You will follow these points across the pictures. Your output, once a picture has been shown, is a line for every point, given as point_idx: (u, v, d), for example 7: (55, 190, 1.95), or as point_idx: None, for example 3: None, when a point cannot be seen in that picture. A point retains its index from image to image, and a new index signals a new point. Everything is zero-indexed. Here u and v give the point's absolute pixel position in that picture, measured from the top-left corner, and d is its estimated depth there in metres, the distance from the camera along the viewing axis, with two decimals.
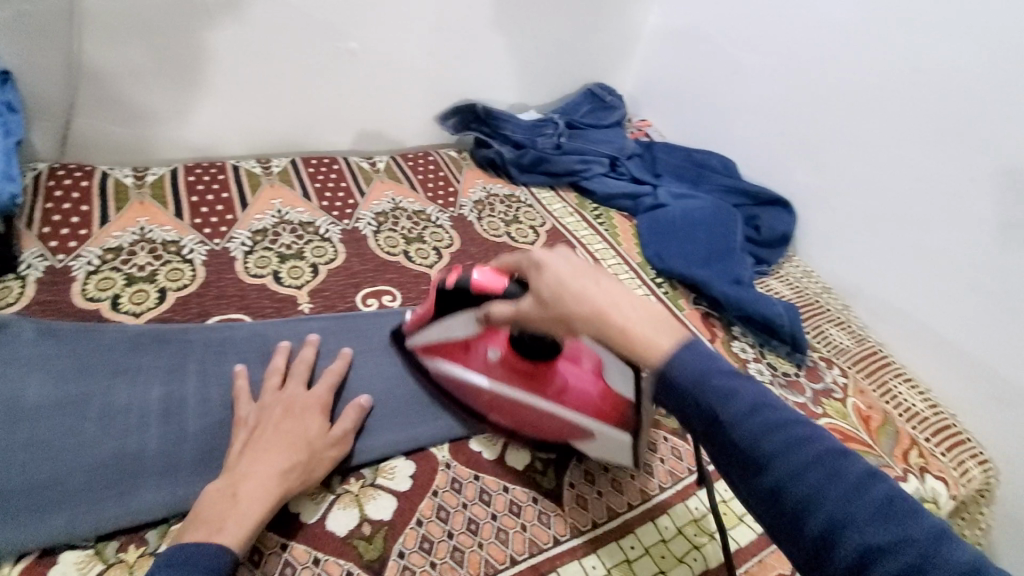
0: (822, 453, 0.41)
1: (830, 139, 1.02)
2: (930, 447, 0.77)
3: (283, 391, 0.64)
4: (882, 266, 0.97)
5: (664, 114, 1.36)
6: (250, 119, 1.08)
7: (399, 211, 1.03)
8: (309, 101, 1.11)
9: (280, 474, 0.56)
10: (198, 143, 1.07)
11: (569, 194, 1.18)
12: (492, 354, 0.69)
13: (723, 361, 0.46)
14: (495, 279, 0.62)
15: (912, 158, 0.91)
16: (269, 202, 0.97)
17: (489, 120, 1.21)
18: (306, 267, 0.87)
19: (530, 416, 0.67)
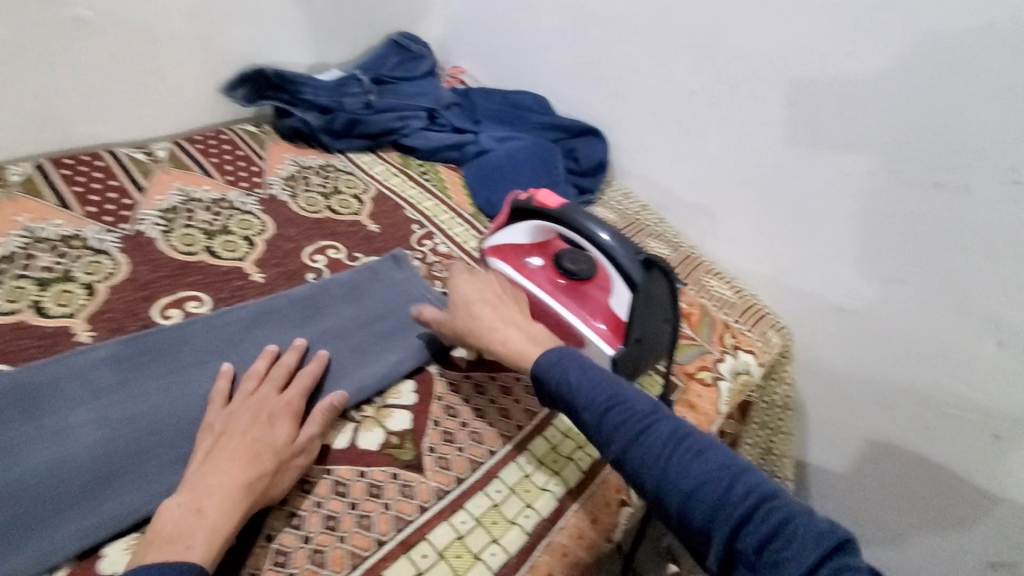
0: (706, 461, 0.49)
1: (624, 66, 1.07)
2: (740, 327, 0.89)
3: (253, 395, 0.60)
4: (682, 177, 1.06)
5: (474, 58, 1.33)
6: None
7: (192, 202, 0.89)
8: (39, 89, 0.89)
9: (244, 486, 0.52)
10: None
11: (391, 154, 1.12)
12: (537, 262, 0.76)
13: (618, 392, 0.56)
14: (554, 198, 0.74)
15: (684, 76, 0.99)
16: (11, 219, 0.79)
17: (285, 85, 1.09)
18: (78, 290, 0.72)
19: (548, 317, 0.73)
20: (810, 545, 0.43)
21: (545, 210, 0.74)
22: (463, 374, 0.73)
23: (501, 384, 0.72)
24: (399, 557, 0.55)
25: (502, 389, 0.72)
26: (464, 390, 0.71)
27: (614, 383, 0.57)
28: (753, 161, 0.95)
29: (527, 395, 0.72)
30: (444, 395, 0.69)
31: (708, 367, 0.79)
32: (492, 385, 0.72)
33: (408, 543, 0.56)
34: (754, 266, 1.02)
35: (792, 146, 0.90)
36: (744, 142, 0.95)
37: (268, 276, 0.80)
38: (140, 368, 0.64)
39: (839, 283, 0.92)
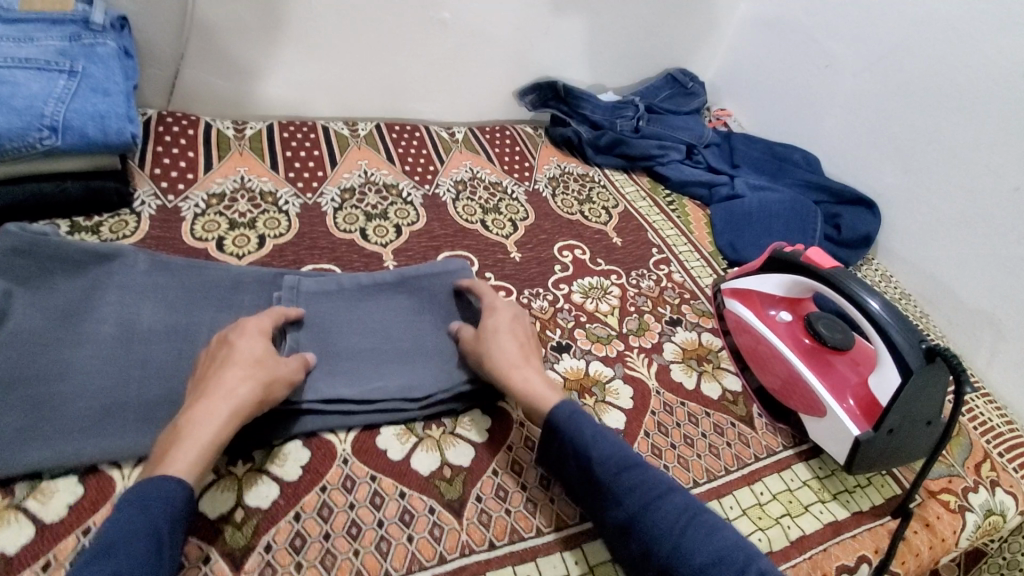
0: (720, 541, 0.52)
1: (924, 143, 0.98)
2: (1002, 462, 0.75)
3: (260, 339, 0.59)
4: (963, 275, 0.94)
5: (745, 104, 1.33)
6: (343, 86, 1.13)
7: (476, 180, 1.05)
8: (395, 69, 1.14)
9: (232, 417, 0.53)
10: (290, 101, 1.11)
11: (642, 178, 1.18)
12: (784, 317, 0.76)
13: (624, 453, 0.57)
14: (828, 260, 0.71)
15: (1008, 170, 0.88)
16: (356, 163, 1.02)
17: (569, 98, 1.22)
18: (390, 228, 0.91)
19: (784, 373, 0.71)
20: None
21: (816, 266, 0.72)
22: (680, 399, 0.73)
23: (714, 421, 0.72)
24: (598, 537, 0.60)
25: (715, 427, 0.71)
26: (677, 414, 0.72)
27: (624, 450, 0.57)
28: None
29: (740, 441, 0.70)
30: (658, 412, 0.71)
31: (953, 489, 0.70)
32: (705, 418, 0.72)
33: None
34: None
35: None
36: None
37: (524, 258, 0.91)
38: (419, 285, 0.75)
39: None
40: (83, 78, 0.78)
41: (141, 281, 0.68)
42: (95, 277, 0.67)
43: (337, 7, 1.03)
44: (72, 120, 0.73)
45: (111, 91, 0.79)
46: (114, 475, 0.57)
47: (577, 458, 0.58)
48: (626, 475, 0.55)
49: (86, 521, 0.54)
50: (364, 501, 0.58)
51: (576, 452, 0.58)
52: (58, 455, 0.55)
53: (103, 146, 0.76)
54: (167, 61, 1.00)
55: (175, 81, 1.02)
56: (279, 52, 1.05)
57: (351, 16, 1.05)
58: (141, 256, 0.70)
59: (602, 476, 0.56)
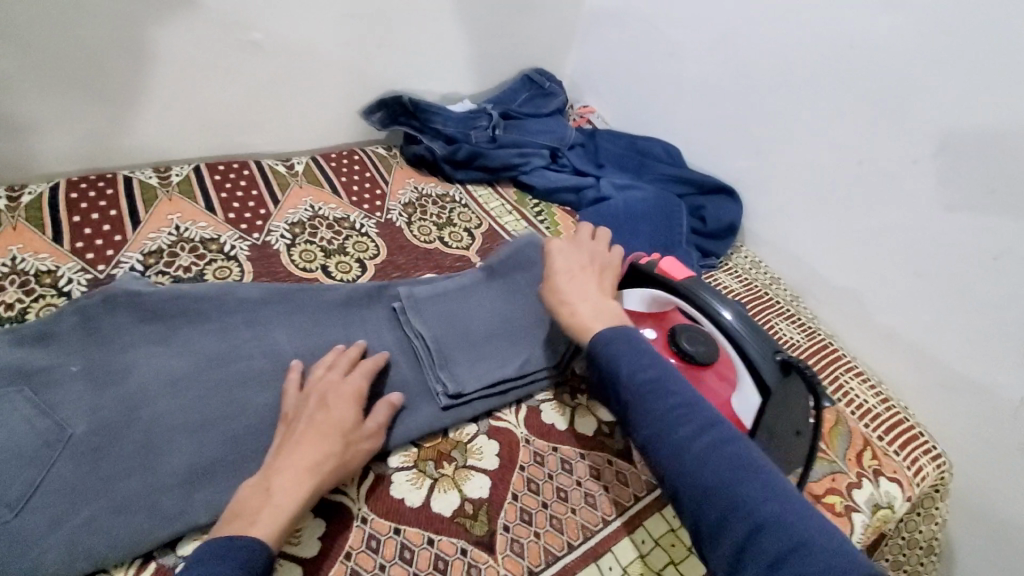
0: (725, 454, 0.49)
1: (771, 125, 0.98)
2: (884, 446, 0.75)
3: (321, 380, 0.63)
4: (823, 254, 0.94)
5: (605, 97, 1.29)
6: (144, 125, 0.96)
7: (317, 220, 0.93)
8: (208, 102, 0.99)
9: (315, 466, 0.56)
10: (82, 152, 0.94)
11: (508, 190, 1.10)
12: (649, 335, 0.69)
13: (665, 371, 0.55)
14: (681, 271, 0.66)
15: (849, 145, 0.88)
16: (165, 218, 0.87)
17: (417, 112, 1.11)
18: None
19: None
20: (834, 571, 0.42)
21: (666, 279, 0.66)
22: (552, 445, 0.70)
23: (589, 464, 0.68)
24: None
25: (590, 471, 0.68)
26: (549, 465, 0.68)
27: (661, 370, 0.55)
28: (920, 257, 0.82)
29: (618, 482, 0.68)
30: (528, 468, 0.67)
31: (837, 490, 0.68)
32: (579, 463, 0.69)
33: None
34: (904, 372, 0.87)
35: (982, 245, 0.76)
36: (916, 231, 0.82)
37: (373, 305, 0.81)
38: (247, 372, 0.68)
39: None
40: None
41: None
42: None
43: (110, 36, 0.85)
44: None
45: None
46: None
47: (611, 384, 0.56)
48: (644, 390, 0.54)
49: None
50: None
51: (608, 375, 0.56)
52: None
53: None
54: None
55: None
56: (48, 96, 0.87)
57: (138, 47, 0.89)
58: None
59: (626, 394, 0.54)
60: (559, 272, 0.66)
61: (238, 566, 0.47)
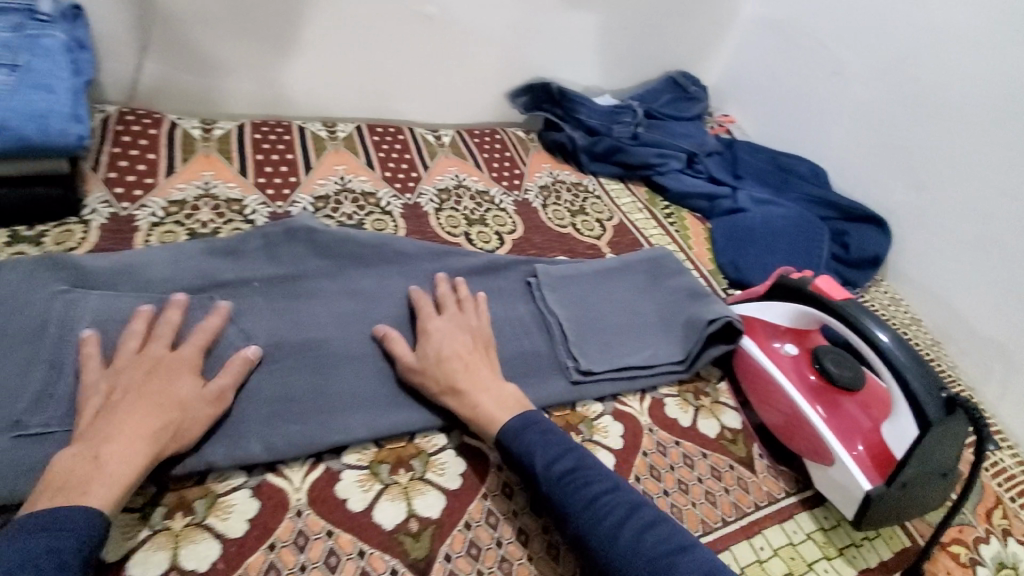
0: (657, 543, 0.51)
1: (931, 159, 0.93)
2: (1016, 509, 0.70)
3: (141, 352, 0.56)
4: (974, 301, 0.89)
5: (749, 110, 1.27)
6: (321, 83, 1.05)
7: (462, 189, 0.99)
8: (378, 69, 1.07)
9: (151, 439, 0.50)
10: (265, 99, 1.04)
11: (639, 188, 1.11)
12: (789, 349, 0.70)
13: (579, 457, 0.57)
14: (836, 291, 0.65)
15: (1020, 190, 0.82)
16: (332, 168, 0.95)
17: (564, 101, 1.15)
18: None
19: (790, 416, 0.65)
20: None
21: (825, 298, 0.65)
22: (674, 438, 0.67)
23: (710, 464, 0.65)
24: None
25: (713, 470, 0.65)
26: (671, 456, 0.66)
27: (580, 461, 0.57)
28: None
29: (739, 486, 0.64)
30: (650, 452, 0.65)
31: (964, 542, 0.64)
32: (701, 459, 0.66)
33: None
34: None
35: None
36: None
37: None
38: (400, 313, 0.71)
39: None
40: (24, 72, 0.71)
41: (90, 300, 0.61)
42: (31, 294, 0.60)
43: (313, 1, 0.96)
44: (8, 120, 0.67)
45: (55, 88, 0.72)
46: None
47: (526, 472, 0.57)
48: (566, 480, 0.55)
49: None
50: (318, 560, 0.52)
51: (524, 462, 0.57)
52: None
53: (45, 148, 0.69)
54: (129, 53, 0.92)
55: (137, 76, 0.94)
56: (249, 45, 0.97)
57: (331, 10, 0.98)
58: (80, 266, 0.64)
59: (543, 482, 0.56)
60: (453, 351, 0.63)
61: (83, 540, 0.44)
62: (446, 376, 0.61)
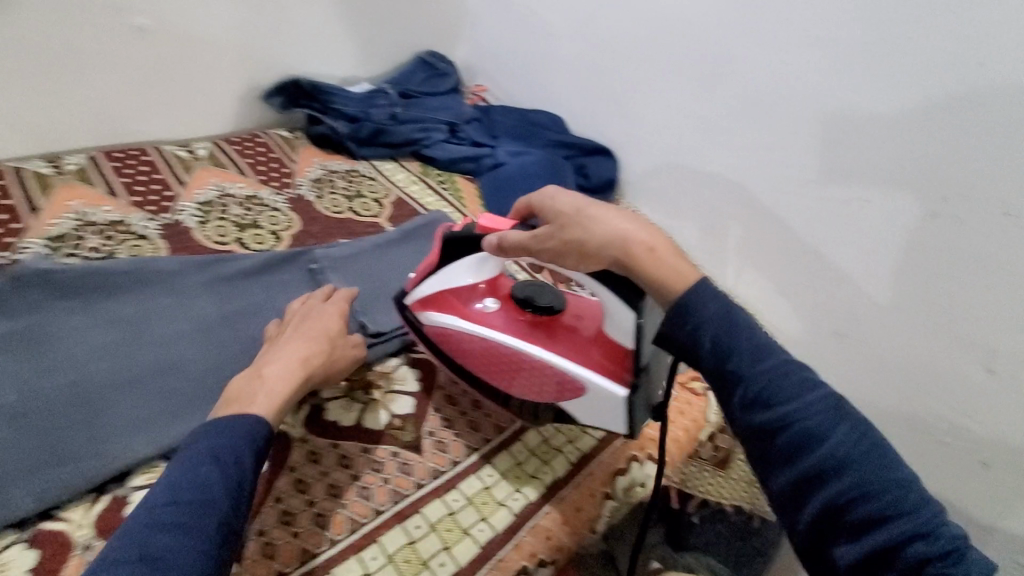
0: (888, 471, 0.45)
1: (623, 87, 1.15)
2: None
3: (302, 308, 0.73)
4: (697, 202, 1.09)
5: (497, 79, 1.40)
6: (52, 113, 0.95)
7: (226, 198, 0.96)
8: (60, 81, 0.94)
9: (302, 360, 0.64)
10: None
11: (412, 163, 1.17)
12: (491, 307, 0.75)
13: (772, 350, 0.51)
14: (497, 221, 0.71)
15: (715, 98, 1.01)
16: (65, 203, 0.87)
17: (317, 93, 1.16)
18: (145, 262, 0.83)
19: (506, 364, 0.71)
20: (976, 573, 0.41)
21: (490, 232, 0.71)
22: None
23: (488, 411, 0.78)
24: (395, 525, 0.64)
25: None
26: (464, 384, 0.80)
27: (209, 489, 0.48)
28: (747, 199, 1.01)
29: None
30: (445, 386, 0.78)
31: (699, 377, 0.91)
32: None
33: (403, 514, 0.65)
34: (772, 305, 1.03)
35: (820, 172, 0.91)
36: (785, 168, 0.95)
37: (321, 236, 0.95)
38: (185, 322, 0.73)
39: (895, 333, 0.87)
40: None
41: None
42: None
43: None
44: None
45: None
46: None
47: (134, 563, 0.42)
48: (779, 378, 0.49)
49: None
50: None
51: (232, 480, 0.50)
52: None
53: None
54: None
55: None
56: None
57: None
58: None
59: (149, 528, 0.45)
60: (571, 206, 0.61)
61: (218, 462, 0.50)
62: (590, 232, 0.59)
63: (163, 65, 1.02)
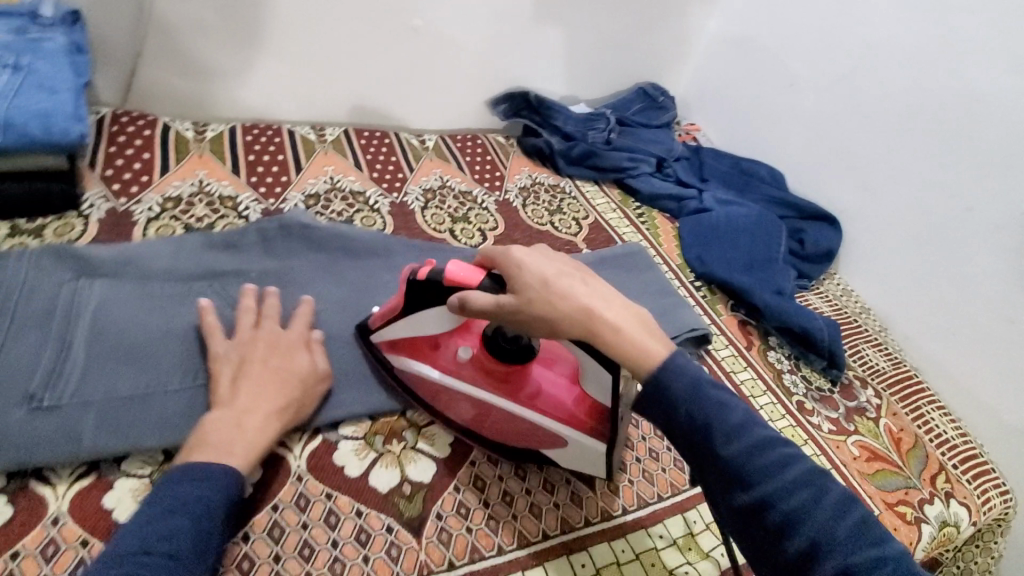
0: (736, 412, 0.49)
1: (867, 159, 1.04)
2: (958, 475, 0.80)
3: (260, 331, 0.63)
4: (936, 298, 0.95)
5: (717, 120, 1.35)
6: (328, 90, 1.11)
7: (445, 190, 1.03)
8: (341, 66, 1.09)
9: (280, 411, 0.57)
10: (233, 118, 1.07)
11: (613, 190, 1.16)
12: (466, 354, 0.64)
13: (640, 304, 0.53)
14: (471, 273, 0.58)
15: (990, 188, 0.88)
16: (322, 168, 1.00)
17: (541, 108, 1.21)
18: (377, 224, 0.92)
19: (517, 429, 0.62)
20: (840, 520, 0.45)
21: (461, 287, 0.58)
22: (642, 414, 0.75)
23: (644, 467, 0.68)
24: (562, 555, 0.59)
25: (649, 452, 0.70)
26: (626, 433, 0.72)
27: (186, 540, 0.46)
28: (1009, 315, 0.86)
29: None
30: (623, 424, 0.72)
31: (909, 503, 0.74)
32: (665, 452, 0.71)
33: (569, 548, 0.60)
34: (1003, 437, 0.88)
35: None
36: None
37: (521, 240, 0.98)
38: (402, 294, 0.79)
39: None
40: (27, 75, 0.76)
41: (109, 296, 0.66)
42: (55, 292, 0.64)
43: (273, 0, 0.98)
44: (13, 116, 0.70)
45: (58, 89, 0.76)
46: (45, 495, 0.54)
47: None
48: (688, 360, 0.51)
49: (14, 546, 0.50)
50: (297, 543, 0.54)
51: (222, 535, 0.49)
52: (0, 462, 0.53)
53: (47, 145, 0.73)
54: (123, 61, 0.95)
55: (131, 80, 0.97)
56: (217, 47, 0.99)
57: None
58: (96, 284, 0.67)
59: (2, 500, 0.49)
60: (553, 274, 0.54)
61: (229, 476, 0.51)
62: (540, 293, 0.53)
63: (424, 61, 1.14)
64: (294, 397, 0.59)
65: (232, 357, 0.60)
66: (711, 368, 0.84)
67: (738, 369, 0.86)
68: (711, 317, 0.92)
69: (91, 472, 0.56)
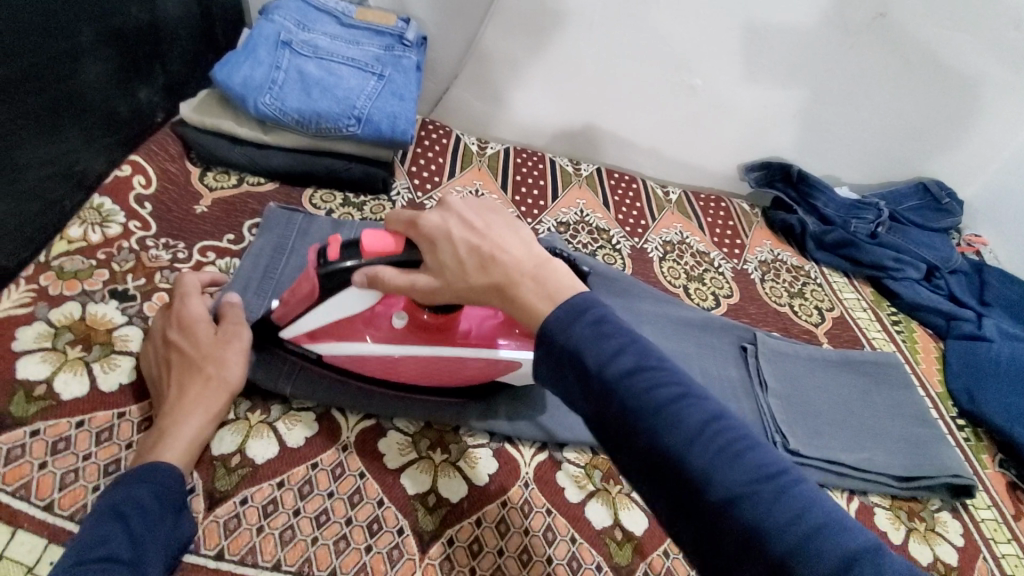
0: (746, 463, 0.37)
1: None
2: None
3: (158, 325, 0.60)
4: None
5: (1015, 241, 1.20)
6: (595, 130, 1.18)
7: (685, 246, 1.04)
8: (615, 112, 1.15)
9: (187, 399, 0.54)
10: (506, 139, 1.20)
11: (864, 287, 1.06)
12: (397, 321, 0.60)
13: (641, 353, 0.42)
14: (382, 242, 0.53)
15: None
16: (574, 200, 1.07)
17: (801, 183, 1.15)
18: (619, 259, 0.98)
19: (461, 374, 0.61)
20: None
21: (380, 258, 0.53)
22: None
23: None
24: None
25: None
26: None
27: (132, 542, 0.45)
28: None
29: None
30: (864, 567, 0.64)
31: None
32: None
33: None
34: None
35: None
36: None
37: (756, 318, 0.94)
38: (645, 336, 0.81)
39: None
40: (388, 83, 0.92)
41: None
42: None
43: (576, 47, 1.07)
44: (373, 116, 0.86)
45: (405, 97, 0.92)
46: (341, 421, 0.61)
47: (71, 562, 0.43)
48: (666, 407, 0.39)
49: (315, 457, 0.58)
50: (513, 551, 0.56)
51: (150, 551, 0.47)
52: (313, 387, 0.61)
53: (388, 141, 0.88)
54: (443, 78, 1.13)
55: (443, 95, 1.15)
56: (516, 78, 1.11)
57: (542, 35, 1.06)
58: None
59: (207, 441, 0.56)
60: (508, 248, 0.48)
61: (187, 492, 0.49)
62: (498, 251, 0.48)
63: (693, 117, 1.15)
64: (197, 383, 0.55)
65: (149, 362, 0.59)
66: (966, 527, 0.73)
67: (1000, 537, 0.73)
68: (976, 467, 0.80)
69: (373, 416, 0.63)
